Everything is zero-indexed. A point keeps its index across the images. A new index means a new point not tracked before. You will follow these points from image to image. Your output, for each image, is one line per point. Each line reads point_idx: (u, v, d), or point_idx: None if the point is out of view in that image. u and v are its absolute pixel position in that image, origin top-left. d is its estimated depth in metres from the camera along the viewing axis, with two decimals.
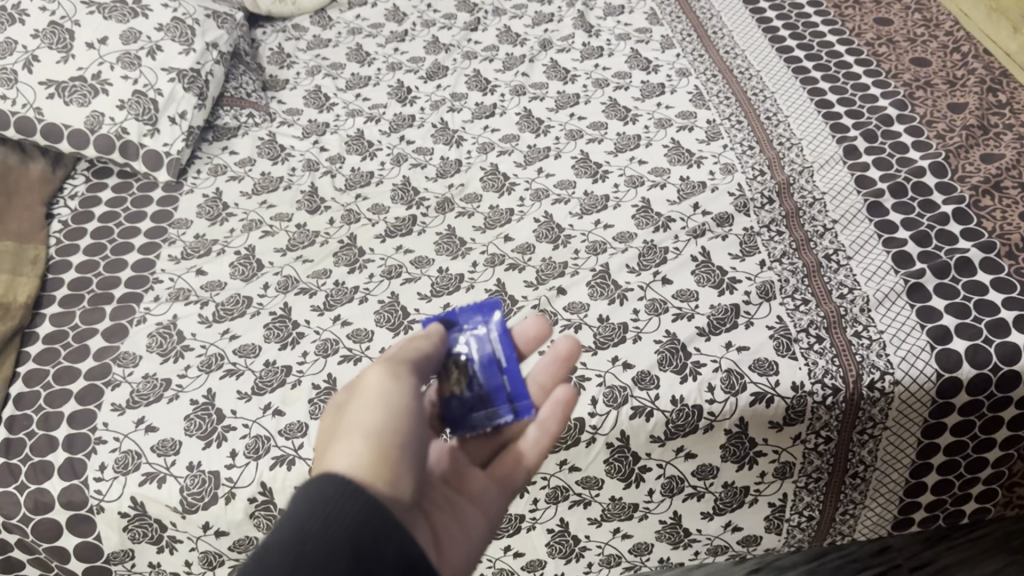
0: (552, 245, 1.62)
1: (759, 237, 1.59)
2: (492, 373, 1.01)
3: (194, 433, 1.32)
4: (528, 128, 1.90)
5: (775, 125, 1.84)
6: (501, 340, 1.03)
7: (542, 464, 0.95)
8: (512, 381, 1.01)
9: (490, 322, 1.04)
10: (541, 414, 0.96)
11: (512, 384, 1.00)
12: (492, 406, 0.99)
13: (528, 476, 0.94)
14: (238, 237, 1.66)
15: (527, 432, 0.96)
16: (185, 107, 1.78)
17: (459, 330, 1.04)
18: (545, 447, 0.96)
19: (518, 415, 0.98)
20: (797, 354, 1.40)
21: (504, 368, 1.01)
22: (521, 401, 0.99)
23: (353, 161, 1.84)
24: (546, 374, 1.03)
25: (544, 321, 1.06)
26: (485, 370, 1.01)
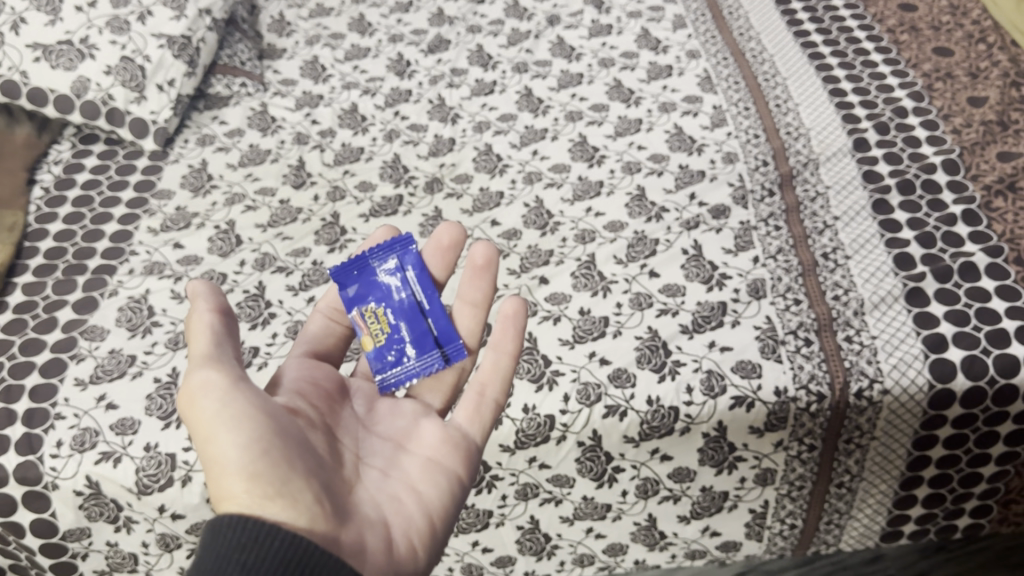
0: (539, 232, 1.57)
1: (755, 231, 1.53)
2: (414, 321, 1.22)
3: (154, 413, 1.30)
4: (528, 107, 1.84)
5: (784, 113, 1.76)
6: (419, 286, 1.25)
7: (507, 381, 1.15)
8: (436, 325, 1.22)
9: (405, 271, 1.26)
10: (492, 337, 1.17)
11: (436, 327, 1.22)
12: (423, 349, 1.20)
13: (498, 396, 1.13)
14: (221, 212, 1.63)
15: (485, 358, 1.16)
16: (174, 75, 1.74)
17: (378, 282, 1.25)
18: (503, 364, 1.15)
19: (445, 355, 1.20)
20: (782, 357, 1.33)
21: (426, 313, 1.23)
22: (447, 344, 1.21)
23: (345, 136, 1.80)
24: (471, 296, 1.24)
25: (453, 236, 1.26)
26: (410, 319, 1.23)
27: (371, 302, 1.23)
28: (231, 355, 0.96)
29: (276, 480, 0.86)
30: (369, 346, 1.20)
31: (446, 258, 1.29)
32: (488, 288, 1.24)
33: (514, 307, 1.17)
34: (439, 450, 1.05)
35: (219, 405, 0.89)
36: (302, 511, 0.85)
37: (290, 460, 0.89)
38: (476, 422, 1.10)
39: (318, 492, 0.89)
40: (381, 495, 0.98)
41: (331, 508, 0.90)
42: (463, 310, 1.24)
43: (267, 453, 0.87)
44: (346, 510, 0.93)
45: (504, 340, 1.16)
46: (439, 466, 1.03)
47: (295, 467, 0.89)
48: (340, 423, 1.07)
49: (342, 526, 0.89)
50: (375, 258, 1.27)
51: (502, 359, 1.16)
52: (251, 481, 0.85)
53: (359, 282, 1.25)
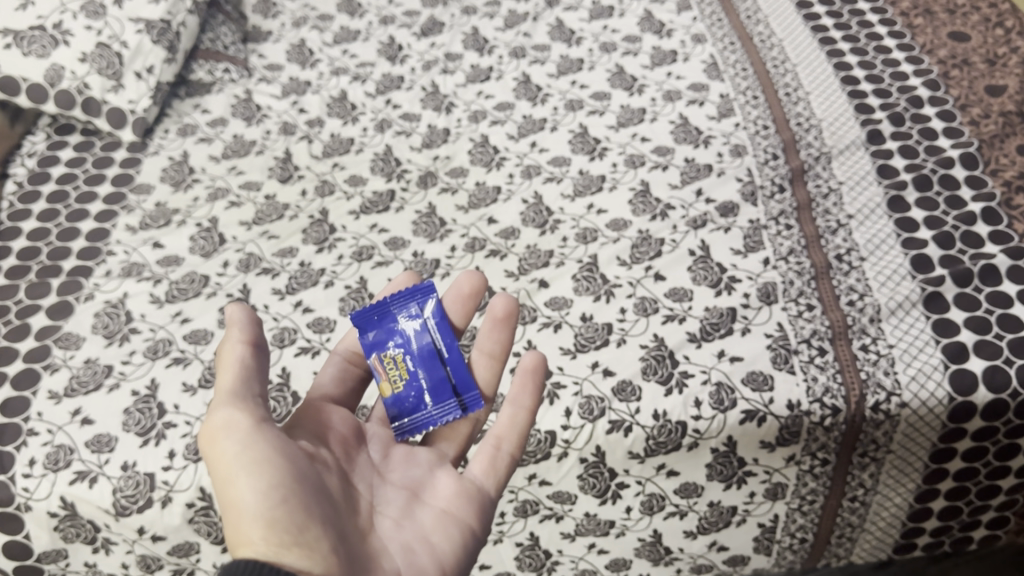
0: (538, 230, 1.49)
1: (765, 230, 1.45)
2: (432, 368, 1.14)
3: (132, 429, 1.23)
4: (525, 96, 1.76)
5: (795, 103, 1.68)
6: (438, 331, 1.16)
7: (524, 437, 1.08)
8: (454, 373, 1.14)
9: (425, 314, 1.17)
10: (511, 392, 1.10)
11: (455, 376, 1.13)
12: (441, 400, 1.12)
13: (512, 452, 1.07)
14: (203, 208, 1.55)
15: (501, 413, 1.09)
16: (153, 62, 1.66)
17: (395, 324, 1.16)
18: (521, 422, 1.08)
19: (464, 407, 1.12)
20: (795, 368, 1.26)
21: (445, 360, 1.14)
22: (467, 395, 1.13)
23: (334, 126, 1.72)
24: (493, 341, 1.16)
25: (479, 280, 1.18)
26: (427, 366, 1.14)
27: (390, 347, 1.14)
28: (259, 390, 0.91)
29: (295, 528, 0.81)
30: (386, 395, 1.11)
31: (466, 301, 1.20)
32: (506, 338, 1.16)
33: (533, 361, 1.09)
34: (455, 500, 1.00)
35: (243, 445, 0.84)
36: (319, 562, 0.81)
37: (310, 509, 0.84)
38: (492, 475, 1.05)
39: (335, 544, 0.84)
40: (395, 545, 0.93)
41: (347, 562, 0.85)
42: (481, 357, 1.16)
43: (288, 500, 0.83)
44: (361, 561, 0.87)
45: (522, 395, 1.09)
46: (455, 516, 0.98)
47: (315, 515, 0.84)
48: (355, 463, 1.01)
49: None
50: (394, 300, 1.18)
51: (519, 415, 1.08)
52: (269, 528, 0.81)
53: (377, 326, 1.15)
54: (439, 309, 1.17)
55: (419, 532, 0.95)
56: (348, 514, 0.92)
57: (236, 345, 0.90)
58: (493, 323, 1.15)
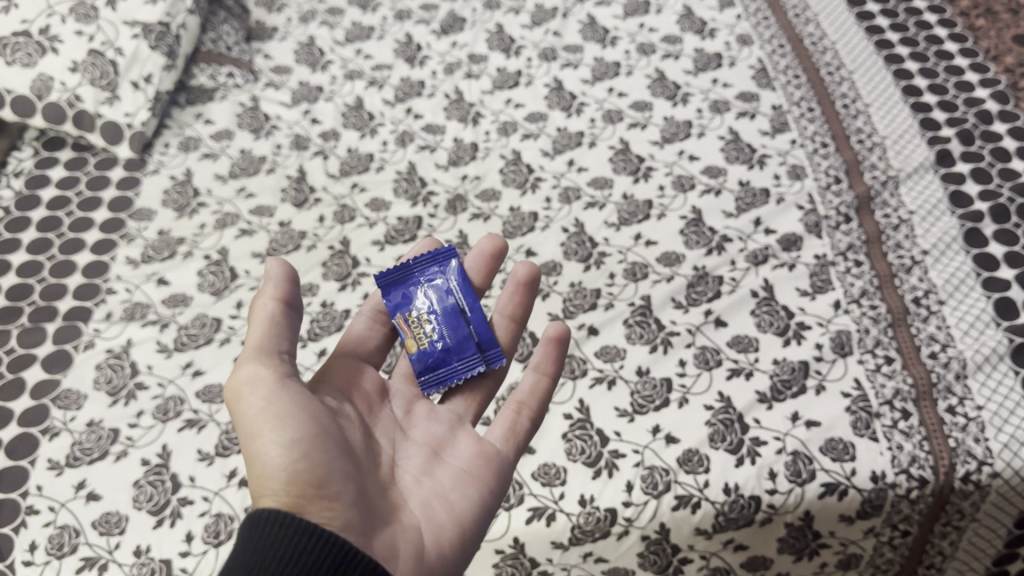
0: (582, 265, 1.36)
1: (832, 267, 1.33)
2: (457, 327, 1.11)
3: (144, 506, 1.10)
4: (558, 105, 1.61)
5: (854, 117, 1.54)
6: (461, 291, 1.14)
7: (545, 403, 1.05)
8: (478, 330, 1.11)
9: (448, 275, 1.15)
10: (534, 358, 1.07)
11: (478, 332, 1.10)
12: (465, 356, 1.09)
13: (533, 416, 1.03)
14: (210, 237, 1.41)
15: (523, 380, 1.06)
16: (151, 70, 1.51)
17: (418, 286, 1.14)
18: (542, 389, 1.05)
19: (488, 361, 1.09)
20: (877, 434, 1.14)
21: (468, 318, 1.11)
22: (490, 349, 1.09)
23: (351, 139, 1.57)
24: (511, 301, 1.14)
25: (500, 243, 1.17)
26: (451, 324, 1.11)
27: (414, 308, 1.11)
28: (286, 349, 0.90)
29: (317, 481, 0.80)
30: (412, 351, 1.08)
31: (485, 263, 1.18)
32: (525, 300, 1.14)
33: (557, 330, 1.06)
34: (474, 458, 0.96)
35: (267, 401, 0.83)
36: (339, 516, 0.80)
37: (334, 462, 0.83)
38: (512, 438, 1.00)
39: (357, 499, 0.83)
40: (417, 499, 0.90)
41: (369, 514, 0.83)
42: (500, 319, 1.14)
43: (312, 453, 0.81)
44: (384, 515, 0.85)
45: (545, 355, 1.06)
46: (477, 471, 0.94)
47: (339, 468, 0.83)
48: (377, 421, 0.98)
49: (378, 533, 0.83)
50: (417, 266, 1.15)
51: (541, 383, 1.05)
52: (290, 481, 0.80)
53: (401, 287, 1.13)
54: (462, 270, 1.15)
55: (440, 487, 0.92)
56: (370, 468, 0.89)
57: (266, 301, 0.89)
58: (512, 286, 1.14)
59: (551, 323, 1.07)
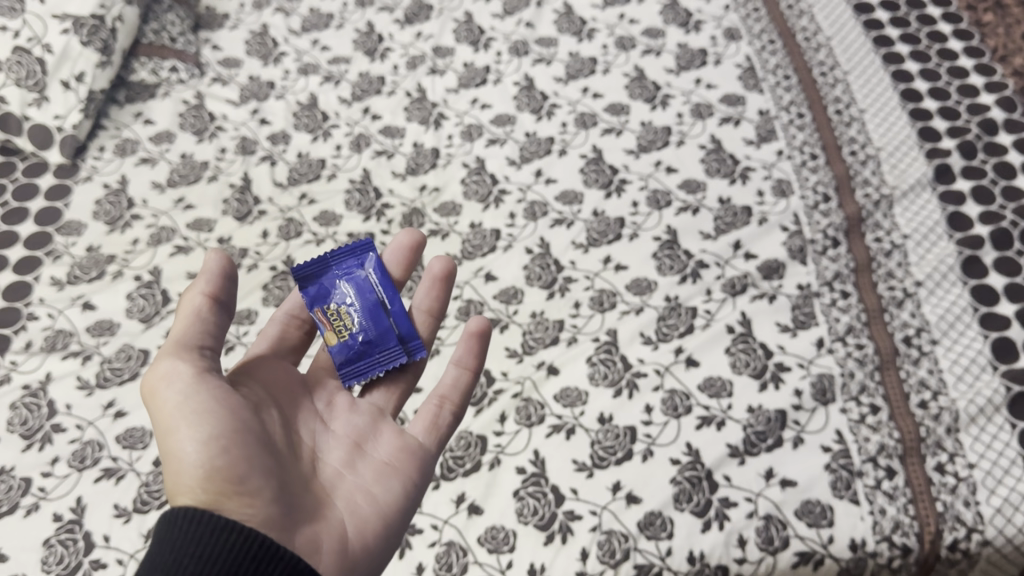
0: (545, 292, 1.25)
1: (817, 299, 1.22)
2: (377, 318, 1.03)
3: (53, 569, 1.01)
4: (528, 107, 1.49)
5: (847, 125, 1.42)
6: (381, 284, 1.07)
7: (468, 397, 1.00)
8: (399, 324, 1.04)
9: (366, 268, 1.07)
10: (455, 352, 1.01)
11: (399, 326, 1.04)
12: (387, 349, 1.02)
13: (456, 409, 0.99)
14: (143, 255, 1.30)
15: (444, 375, 1.01)
16: (84, 68, 1.39)
17: (335, 277, 1.05)
18: (463, 384, 1.00)
19: (410, 355, 1.02)
20: (858, 496, 1.04)
21: (389, 311, 1.05)
22: (411, 342, 1.03)
23: (302, 143, 1.46)
24: (431, 293, 1.07)
25: (419, 237, 1.10)
26: (371, 316, 1.03)
27: (332, 300, 1.03)
28: (217, 345, 0.84)
29: (237, 477, 0.74)
30: (332, 343, 1.00)
31: (405, 255, 1.10)
32: (444, 292, 1.08)
33: (479, 324, 1.02)
34: (398, 450, 0.91)
35: (188, 394, 0.77)
36: (259, 512, 0.74)
37: (254, 456, 0.77)
38: (434, 432, 0.95)
39: (277, 492, 0.77)
40: (338, 489, 0.84)
41: (289, 508, 0.77)
42: (419, 313, 1.07)
43: (231, 448, 0.75)
44: (304, 507, 0.79)
45: (466, 349, 1.01)
46: (400, 463, 0.89)
47: (258, 462, 0.77)
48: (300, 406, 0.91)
49: (299, 527, 0.77)
50: (333, 257, 1.07)
51: (464, 378, 1.00)
52: (207, 476, 0.73)
53: (316, 278, 1.04)
54: (381, 263, 1.08)
55: (360, 478, 0.86)
56: (290, 459, 0.83)
57: (194, 295, 0.82)
58: (434, 278, 1.07)
59: (473, 316, 1.02)
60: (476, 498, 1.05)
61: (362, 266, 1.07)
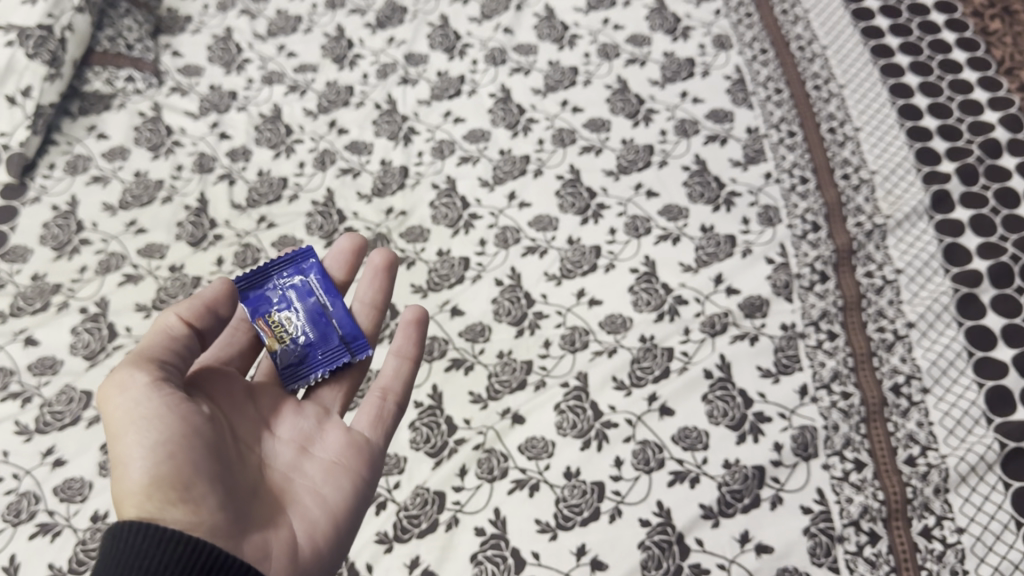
0: (513, 329, 1.18)
1: (802, 340, 1.14)
2: (319, 320, 0.95)
3: None
4: (503, 122, 1.41)
5: (840, 145, 1.34)
6: (322, 286, 0.98)
7: (410, 390, 0.94)
8: (342, 324, 0.96)
9: (305, 271, 0.99)
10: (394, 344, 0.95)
11: (343, 326, 0.96)
12: (332, 351, 0.94)
13: (401, 404, 0.92)
14: (90, 285, 1.23)
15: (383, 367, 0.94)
16: (30, 81, 1.31)
17: (272, 282, 0.97)
18: (404, 377, 0.94)
19: (356, 355, 0.95)
20: (838, 564, 0.97)
21: (331, 312, 0.97)
22: (356, 341, 0.96)
23: (263, 159, 1.38)
24: (372, 292, 1.01)
25: (358, 239, 1.03)
26: (313, 319, 0.95)
27: (270, 305, 0.94)
28: (186, 368, 0.77)
29: (185, 484, 0.68)
30: (274, 349, 0.91)
31: (346, 260, 1.03)
32: (387, 284, 1.02)
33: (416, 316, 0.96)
34: (349, 448, 0.85)
35: (147, 402, 0.70)
36: (205, 521, 0.68)
37: (204, 461, 0.70)
38: (380, 425, 0.89)
39: (225, 500, 0.71)
40: (287, 491, 0.78)
41: (237, 515, 0.71)
42: (362, 308, 1.00)
43: (180, 453, 0.69)
44: (251, 513, 0.74)
45: (404, 337, 0.95)
46: (352, 461, 0.83)
47: (207, 467, 0.70)
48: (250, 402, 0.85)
49: (247, 535, 0.71)
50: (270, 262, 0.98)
51: (404, 371, 0.94)
52: (153, 485, 0.67)
53: (251, 284, 0.95)
54: (320, 266, 1.00)
55: (309, 478, 0.80)
56: (238, 458, 0.77)
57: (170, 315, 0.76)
58: (374, 277, 1.01)
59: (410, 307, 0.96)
60: (431, 563, 0.98)
61: (300, 270, 0.99)
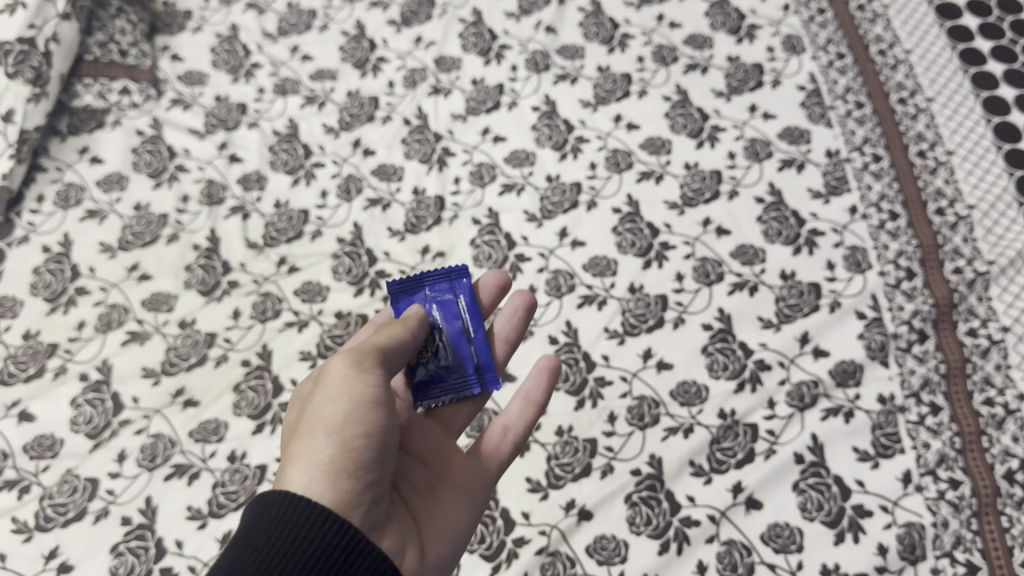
0: (572, 400, 1.04)
1: (901, 415, 1.01)
2: (460, 344, 0.89)
3: None
4: (549, 141, 1.25)
5: (932, 172, 1.18)
6: (469, 311, 0.91)
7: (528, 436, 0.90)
8: (479, 353, 0.90)
9: (456, 292, 0.92)
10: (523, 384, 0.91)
11: (479, 355, 0.89)
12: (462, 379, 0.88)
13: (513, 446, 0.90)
14: (90, 345, 1.09)
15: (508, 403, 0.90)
16: (12, 104, 1.14)
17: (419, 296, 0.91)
18: (528, 419, 0.90)
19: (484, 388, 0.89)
20: None
21: (471, 338, 0.90)
22: (488, 374, 0.89)
23: (279, 188, 1.22)
24: (507, 330, 0.96)
25: (505, 275, 0.98)
26: (452, 341, 0.89)
27: None
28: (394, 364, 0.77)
29: (357, 467, 0.65)
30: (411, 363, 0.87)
31: (492, 292, 0.98)
32: (522, 324, 0.97)
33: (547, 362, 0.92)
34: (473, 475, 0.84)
35: (364, 386, 0.69)
36: (365, 509, 0.65)
37: (382, 457, 0.69)
38: (490, 458, 0.87)
39: (383, 497, 0.69)
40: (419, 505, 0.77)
41: (380, 514, 0.68)
42: (496, 342, 0.96)
43: (369, 439, 0.67)
44: (393, 513, 0.72)
45: (535, 381, 0.91)
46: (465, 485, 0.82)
47: (381, 463, 0.69)
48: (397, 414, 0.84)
49: (382, 537, 0.68)
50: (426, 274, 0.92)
51: (525, 411, 0.90)
52: (342, 455, 0.65)
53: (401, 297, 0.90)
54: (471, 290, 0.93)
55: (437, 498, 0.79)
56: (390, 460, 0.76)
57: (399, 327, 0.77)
58: (510, 316, 0.96)
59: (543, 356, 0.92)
60: None
61: (452, 288, 0.92)
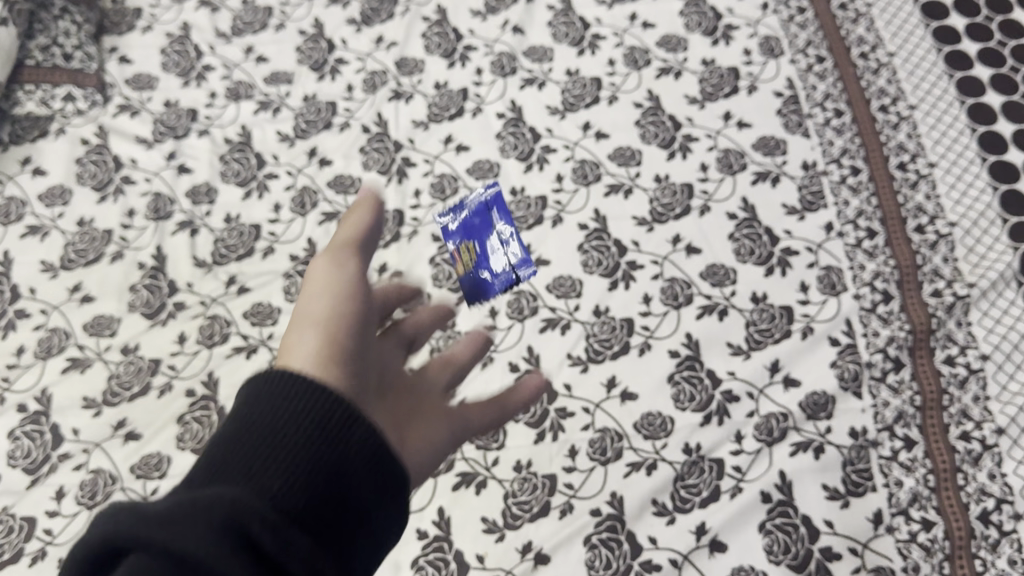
0: (532, 432, 1.00)
1: (874, 450, 0.97)
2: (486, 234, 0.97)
3: None
4: (514, 151, 1.20)
5: (913, 187, 1.13)
6: (498, 210, 0.97)
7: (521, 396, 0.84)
8: (514, 248, 0.94)
9: (486, 200, 0.97)
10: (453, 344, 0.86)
11: (516, 252, 0.94)
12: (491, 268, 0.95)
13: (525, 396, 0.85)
14: (30, 373, 1.05)
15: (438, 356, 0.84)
16: None
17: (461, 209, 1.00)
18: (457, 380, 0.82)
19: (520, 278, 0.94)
20: None
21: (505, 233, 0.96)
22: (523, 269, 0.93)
23: (230, 201, 1.17)
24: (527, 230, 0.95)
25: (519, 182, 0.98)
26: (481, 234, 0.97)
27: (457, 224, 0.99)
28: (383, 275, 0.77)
29: (342, 350, 0.65)
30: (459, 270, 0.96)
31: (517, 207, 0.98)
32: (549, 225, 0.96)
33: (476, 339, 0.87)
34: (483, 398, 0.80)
35: (348, 279, 0.70)
36: (357, 390, 0.63)
37: (363, 345, 0.68)
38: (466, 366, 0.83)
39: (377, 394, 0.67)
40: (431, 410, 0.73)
41: (371, 404, 0.65)
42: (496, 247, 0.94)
43: (351, 328, 0.67)
44: (390, 409, 0.68)
45: (463, 346, 0.85)
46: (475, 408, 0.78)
47: (364, 351, 0.67)
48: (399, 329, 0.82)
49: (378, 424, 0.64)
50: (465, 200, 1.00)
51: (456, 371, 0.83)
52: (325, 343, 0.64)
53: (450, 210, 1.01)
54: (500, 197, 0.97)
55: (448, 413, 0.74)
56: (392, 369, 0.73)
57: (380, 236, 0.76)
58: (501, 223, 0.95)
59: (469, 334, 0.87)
60: None
61: (483, 199, 0.97)
